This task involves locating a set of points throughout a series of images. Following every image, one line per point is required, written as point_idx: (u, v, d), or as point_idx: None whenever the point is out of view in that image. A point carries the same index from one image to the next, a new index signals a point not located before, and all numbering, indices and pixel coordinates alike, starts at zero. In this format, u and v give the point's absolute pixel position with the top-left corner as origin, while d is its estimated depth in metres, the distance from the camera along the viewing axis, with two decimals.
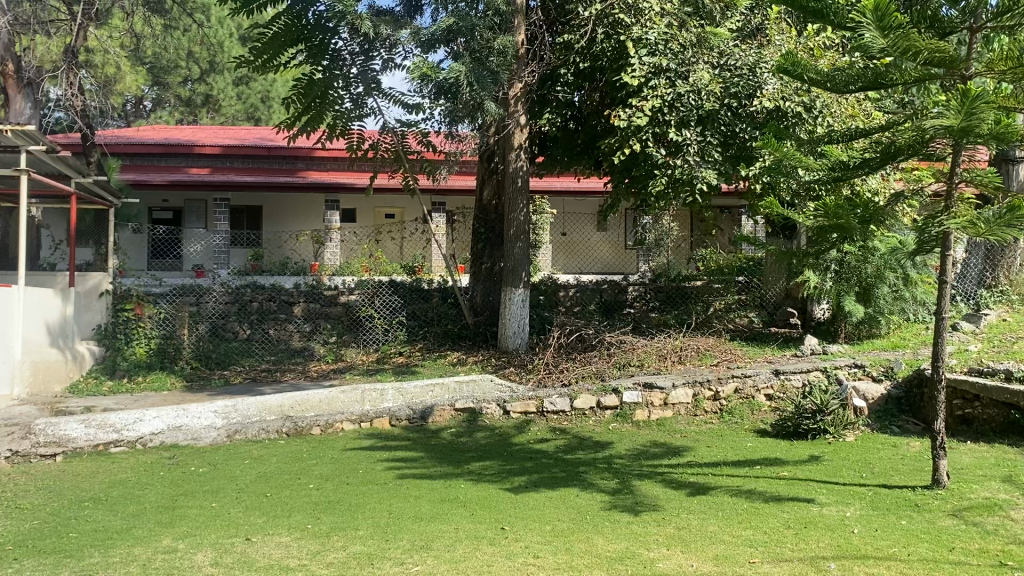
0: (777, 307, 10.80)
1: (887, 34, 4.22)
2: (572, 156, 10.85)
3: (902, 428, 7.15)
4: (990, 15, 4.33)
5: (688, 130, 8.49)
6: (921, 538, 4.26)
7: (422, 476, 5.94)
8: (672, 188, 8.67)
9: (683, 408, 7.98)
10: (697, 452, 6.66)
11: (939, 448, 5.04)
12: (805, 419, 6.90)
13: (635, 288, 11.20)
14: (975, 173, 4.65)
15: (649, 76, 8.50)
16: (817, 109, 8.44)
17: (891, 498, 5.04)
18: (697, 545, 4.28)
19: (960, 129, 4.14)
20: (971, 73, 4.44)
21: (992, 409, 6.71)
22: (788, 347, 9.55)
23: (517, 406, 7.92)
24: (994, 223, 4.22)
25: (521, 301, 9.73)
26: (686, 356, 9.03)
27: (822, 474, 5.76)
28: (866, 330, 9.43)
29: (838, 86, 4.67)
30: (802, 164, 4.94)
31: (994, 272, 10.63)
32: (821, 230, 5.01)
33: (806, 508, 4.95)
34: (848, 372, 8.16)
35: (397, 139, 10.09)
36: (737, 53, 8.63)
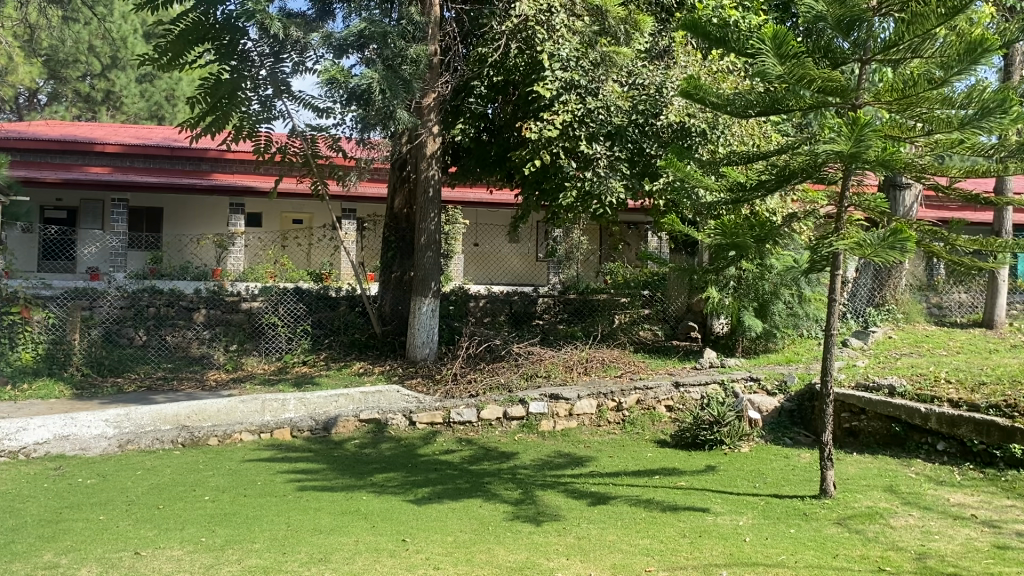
0: (679, 321, 11.09)
1: (784, 62, 4.41)
2: (485, 167, 10.84)
3: (793, 440, 7.43)
4: (879, 48, 4.57)
5: (598, 144, 8.63)
6: (808, 546, 4.44)
7: (323, 488, 5.85)
8: (581, 201, 8.80)
9: (587, 419, 8.10)
10: (599, 462, 6.77)
11: (826, 459, 5.26)
12: (703, 430, 7.12)
13: (544, 300, 11.36)
14: (864, 199, 4.92)
15: (560, 91, 8.59)
16: (720, 128, 8.70)
17: (781, 507, 5.24)
18: (596, 555, 4.36)
19: (850, 155, 4.29)
20: (861, 102, 4.63)
21: (876, 422, 7.05)
22: (688, 359, 9.84)
23: (423, 417, 7.90)
24: (879, 245, 4.38)
25: (430, 312, 9.70)
26: (591, 368, 9.16)
27: (717, 484, 5.94)
28: (762, 344, 9.80)
29: (737, 110, 4.87)
30: (702, 185, 5.13)
31: (882, 293, 11.21)
32: (719, 246, 5.18)
33: (702, 517, 5.10)
34: (744, 385, 8.43)
35: (306, 144, 9.94)
36: (644, 72, 8.88)
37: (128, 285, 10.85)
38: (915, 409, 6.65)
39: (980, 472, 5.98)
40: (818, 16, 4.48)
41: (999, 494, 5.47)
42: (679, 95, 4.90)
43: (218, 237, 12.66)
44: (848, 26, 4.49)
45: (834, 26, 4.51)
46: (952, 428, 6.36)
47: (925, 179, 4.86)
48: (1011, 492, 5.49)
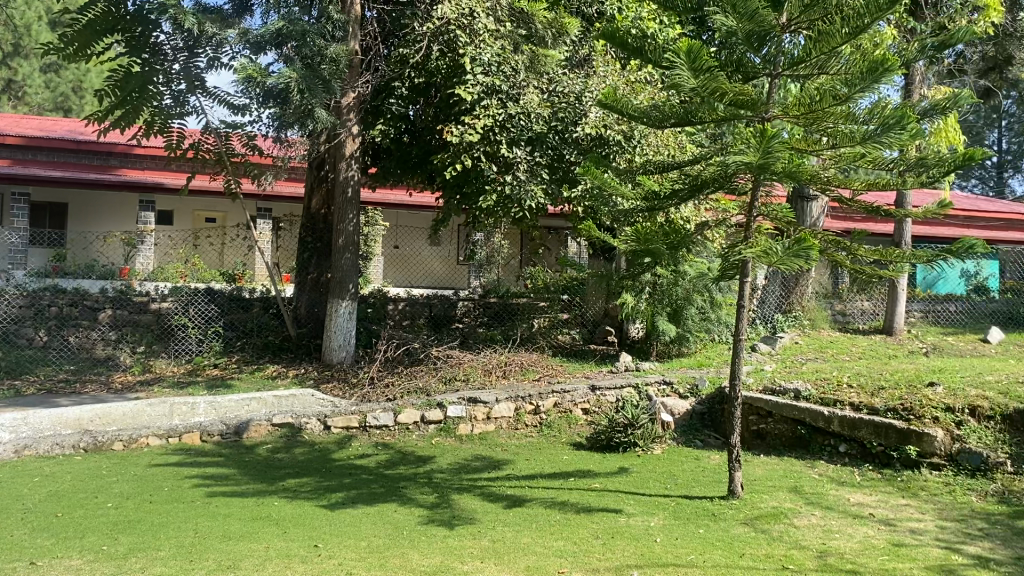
0: (596, 325, 11.24)
1: (698, 75, 4.52)
2: (405, 169, 10.79)
3: (704, 442, 7.63)
4: (788, 64, 4.74)
5: (518, 149, 8.68)
6: (716, 546, 4.56)
7: (233, 494, 5.71)
8: (501, 205, 8.82)
9: (504, 422, 8.12)
10: (516, 465, 6.80)
11: (734, 461, 5.41)
12: (617, 432, 7.23)
13: (464, 303, 11.39)
14: (772, 209, 5.13)
15: (481, 95, 8.55)
16: (636, 138, 8.94)
17: (691, 508, 5.36)
18: (510, 557, 4.38)
19: (759, 166, 4.41)
20: (770, 116, 4.82)
21: (782, 425, 7.29)
22: (605, 363, 9.97)
23: (338, 421, 7.80)
24: (785, 254, 4.51)
25: (348, 314, 9.56)
26: (509, 372, 9.19)
27: (630, 485, 6.04)
28: (676, 349, 10.01)
29: (652, 120, 4.99)
30: (618, 193, 5.22)
31: (789, 299, 11.61)
32: (634, 252, 5.27)
33: (615, 519, 5.19)
34: (657, 389, 8.60)
35: (220, 141, 9.71)
36: (564, 80, 8.98)
37: (29, 285, 10.49)
38: (819, 412, 6.90)
39: (879, 472, 6.26)
40: (730, 30, 4.62)
41: (895, 493, 5.72)
42: (597, 104, 4.94)
43: (126, 235, 12.24)
44: (759, 41, 4.62)
45: (745, 41, 4.64)
46: (853, 430, 6.62)
47: (830, 192, 5.07)
48: (907, 491, 5.76)
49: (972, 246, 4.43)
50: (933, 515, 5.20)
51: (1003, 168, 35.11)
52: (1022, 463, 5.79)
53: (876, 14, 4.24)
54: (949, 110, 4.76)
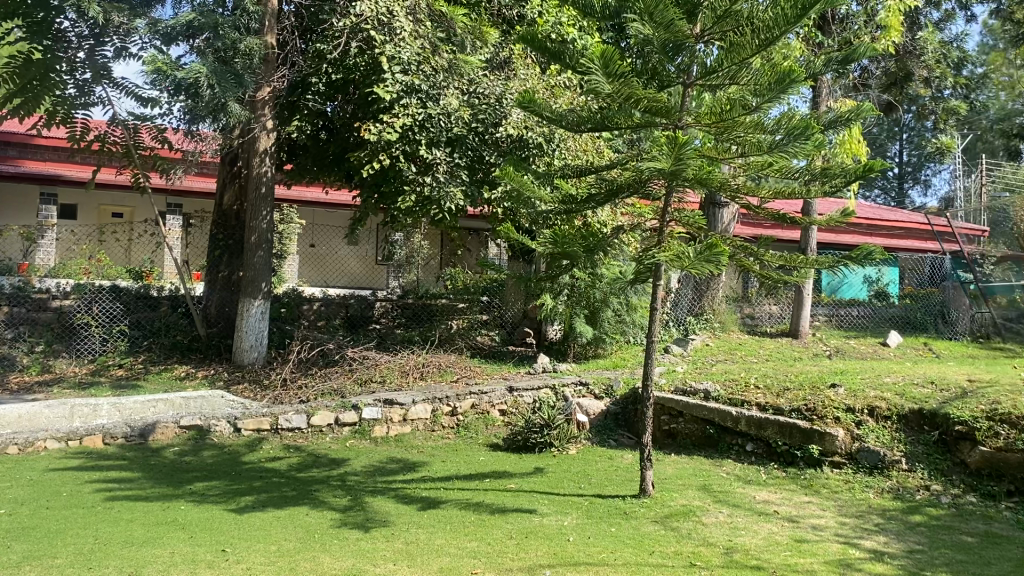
0: (515, 327, 11.29)
1: (613, 80, 4.60)
2: (322, 167, 10.67)
3: (618, 441, 7.77)
4: (701, 74, 4.88)
5: (438, 150, 8.60)
6: (628, 544, 4.64)
7: (137, 498, 5.52)
8: (420, 206, 8.75)
9: (421, 424, 8.09)
10: (431, 467, 6.78)
11: (646, 460, 5.51)
12: (533, 433, 7.28)
13: (381, 304, 11.28)
14: (686, 215, 5.30)
15: (400, 94, 8.47)
16: (556, 142, 9.05)
17: (603, 507, 5.43)
18: (424, 559, 4.36)
19: (671, 172, 4.49)
20: (683, 123, 4.92)
21: (692, 425, 7.47)
22: (522, 364, 10.04)
23: (249, 423, 7.65)
24: (696, 258, 4.61)
25: (260, 314, 9.38)
26: (426, 373, 9.14)
27: (545, 486, 6.09)
28: (592, 350, 10.13)
29: (569, 124, 5.06)
30: (537, 197, 5.25)
31: (701, 303, 11.85)
32: (551, 255, 5.32)
33: (529, 519, 5.22)
34: (574, 390, 8.69)
35: (128, 134, 9.37)
36: (485, 82, 9.02)
37: None
38: (727, 412, 7.10)
39: (783, 470, 6.48)
40: (645, 39, 4.72)
41: (798, 491, 5.93)
42: (515, 106, 4.95)
43: (25, 228, 11.69)
44: (672, 50, 4.77)
45: (660, 50, 4.77)
46: (760, 430, 6.83)
47: (739, 199, 5.23)
48: (809, 488, 5.98)
49: (870, 253, 4.64)
50: (833, 512, 5.41)
51: (904, 179, 36.80)
52: (916, 461, 6.09)
53: (784, 27, 4.39)
54: (852, 122, 4.96)
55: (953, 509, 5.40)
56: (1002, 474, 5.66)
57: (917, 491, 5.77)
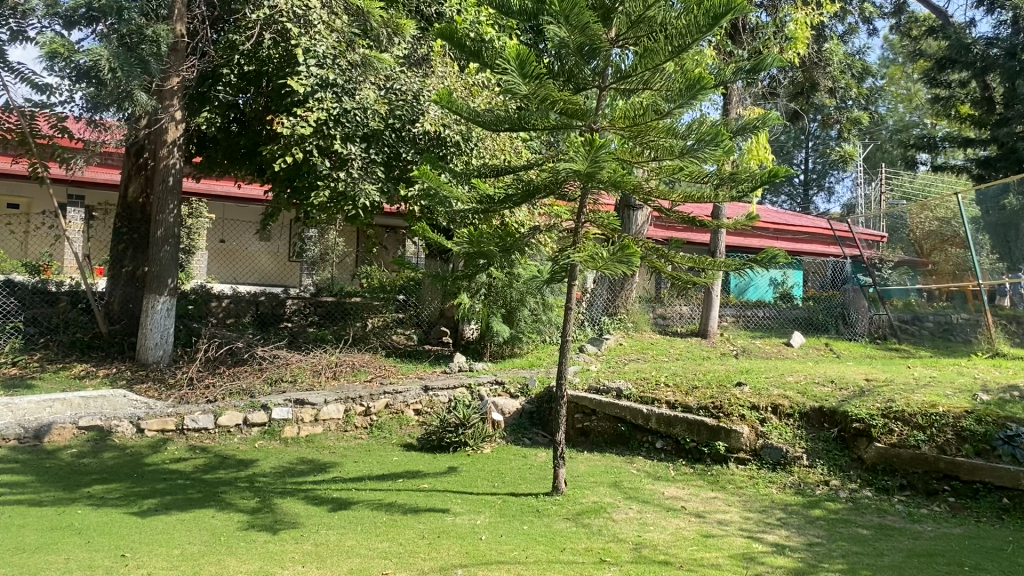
0: (432, 326, 11.22)
1: (529, 82, 4.61)
2: (232, 160, 10.40)
3: (532, 440, 7.84)
4: (615, 78, 4.96)
5: (353, 145, 8.50)
6: (539, 541, 4.68)
7: (29, 503, 5.27)
8: (334, 201, 8.61)
9: (333, 424, 7.97)
10: (343, 467, 6.69)
11: (559, 458, 5.57)
12: (448, 433, 7.27)
13: (293, 302, 11.09)
14: (599, 216, 5.39)
15: (315, 88, 8.33)
16: (473, 140, 9.06)
17: (516, 505, 5.46)
18: (334, 561, 4.31)
19: (586, 172, 4.50)
20: (598, 126, 5.01)
21: (604, 423, 7.59)
22: (438, 364, 9.99)
23: (153, 424, 7.41)
24: (610, 258, 4.67)
25: (165, 310, 9.08)
26: (340, 372, 9.02)
27: (458, 485, 6.08)
28: (508, 349, 10.18)
29: (486, 123, 5.08)
30: (453, 196, 5.24)
31: (615, 302, 12.07)
32: (468, 254, 5.30)
33: (441, 518, 5.21)
34: (489, 389, 8.70)
35: (24, 121, 8.95)
36: (402, 78, 8.94)
37: None
38: (638, 410, 7.24)
39: (691, 467, 6.65)
40: (561, 40, 4.74)
41: (705, 487, 6.09)
42: (432, 105, 4.93)
43: None
44: (588, 53, 4.78)
45: (576, 53, 4.77)
46: (669, 427, 7.00)
47: (651, 201, 5.33)
48: (715, 484, 6.14)
49: (775, 257, 4.80)
50: (738, 507, 5.57)
51: (809, 186, 38.14)
52: (816, 457, 6.33)
53: (696, 35, 4.47)
54: (759, 129, 5.13)
55: (850, 503, 5.63)
56: (896, 469, 5.93)
57: (817, 486, 5.99)
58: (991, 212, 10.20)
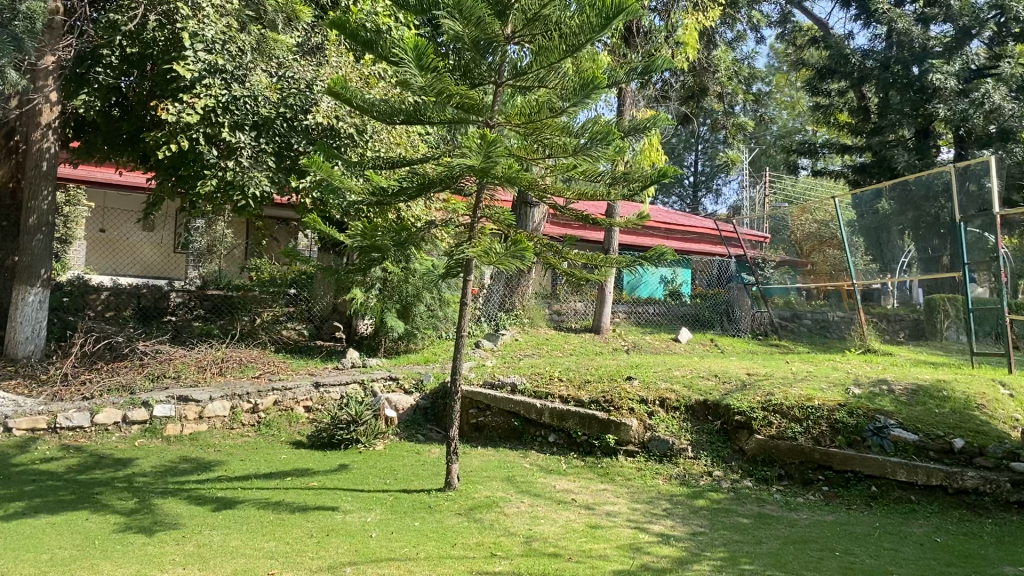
0: (324, 321, 11.01)
1: (425, 74, 4.58)
2: (113, 145, 9.92)
3: (426, 436, 7.79)
4: (511, 74, 5.00)
5: (242, 133, 8.25)
6: (430, 537, 4.66)
7: None
8: (222, 191, 8.36)
9: (218, 421, 7.74)
10: (229, 466, 6.50)
11: (452, 453, 5.56)
12: (339, 429, 7.17)
13: (177, 295, 10.67)
14: (495, 212, 5.45)
15: (202, 74, 8.03)
16: (368, 134, 8.93)
17: (408, 502, 5.43)
18: (217, 562, 4.17)
19: (480, 168, 4.47)
20: (494, 122, 5.02)
21: (499, 418, 7.62)
22: (330, 360, 9.81)
23: (23, 422, 7.00)
24: (503, 254, 4.68)
25: (37, 304, 8.54)
26: (227, 368, 8.75)
27: (349, 482, 5.98)
28: (403, 345, 10.11)
29: (381, 113, 5.00)
30: (347, 187, 5.12)
31: (512, 298, 12.11)
32: (361, 247, 5.17)
33: (330, 516, 5.12)
34: (383, 384, 8.57)
35: None
36: (295, 66, 8.72)
37: None
38: (532, 404, 7.31)
39: (582, 459, 6.77)
40: (457, 35, 4.70)
41: (595, 479, 6.20)
42: (325, 93, 4.83)
43: None
44: (485, 48, 4.77)
45: (472, 47, 4.75)
46: (561, 421, 7.10)
47: (547, 199, 5.37)
48: (605, 476, 6.26)
49: (663, 254, 4.93)
50: (626, 498, 5.69)
51: (698, 188, 39.35)
52: (700, 448, 6.53)
53: (590, 35, 4.53)
54: (650, 130, 5.24)
55: (732, 493, 5.84)
56: (774, 459, 6.18)
57: (701, 477, 6.19)
58: (866, 216, 10.82)
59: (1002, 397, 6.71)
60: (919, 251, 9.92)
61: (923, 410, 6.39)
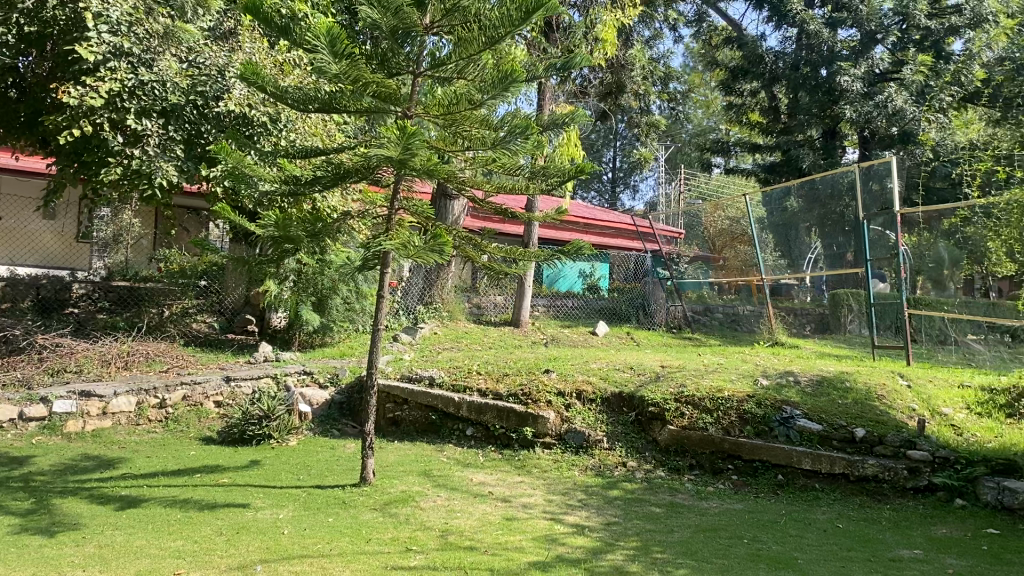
0: (235, 314, 10.69)
1: (340, 61, 4.49)
2: (10, 130, 9.45)
3: (340, 431, 7.69)
4: (430, 65, 4.92)
5: (150, 120, 7.96)
6: (344, 533, 4.60)
7: None
8: (128, 179, 8.09)
9: (123, 417, 7.46)
10: (134, 463, 6.28)
11: (367, 448, 5.50)
12: (251, 425, 6.98)
13: (81, 286, 10.26)
14: (413, 204, 5.41)
15: (107, 56, 7.71)
16: (282, 122, 8.71)
17: (322, 497, 5.34)
18: (120, 563, 4.02)
19: (398, 159, 4.41)
20: (411, 113, 4.98)
21: (417, 412, 7.56)
22: (242, 353, 9.57)
23: None
24: (422, 248, 4.62)
25: None
26: (133, 361, 8.44)
27: (261, 478, 5.86)
28: (318, 339, 9.95)
29: (294, 101, 4.89)
30: (259, 176, 4.97)
31: (431, 292, 12.02)
32: (273, 238, 5.06)
33: (241, 513, 4.99)
34: (296, 378, 8.43)
35: None
36: (206, 51, 8.52)
37: None
38: (450, 398, 7.28)
39: (500, 452, 6.79)
40: (374, 23, 4.63)
41: (512, 472, 6.22)
42: (236, 79, 4.64)
43: None
44: (403, 38, 4.72)
45: (390, 36, 4.69)
46: (479, 415, 7.09)
47: (466, 191, 5.34)
48: (522, 469, 6.29)
49: (580, 249, 4.96)
50: (542, 490, 5.74)
51: (616, 184, 39.91)
52: (615, 440, 6.63)
53: (509, 28, 4.52)
54: (569, 125, 5.27)
55: (645, 482, 5.95)
56: (686, 449, 6.32)
57: (615, 467, 6.29)
58: (774, 213, 11.19)
59: (901, 388, 6.99)
60: (825, 248, 10.24)
61: (827, 400, 6.63)
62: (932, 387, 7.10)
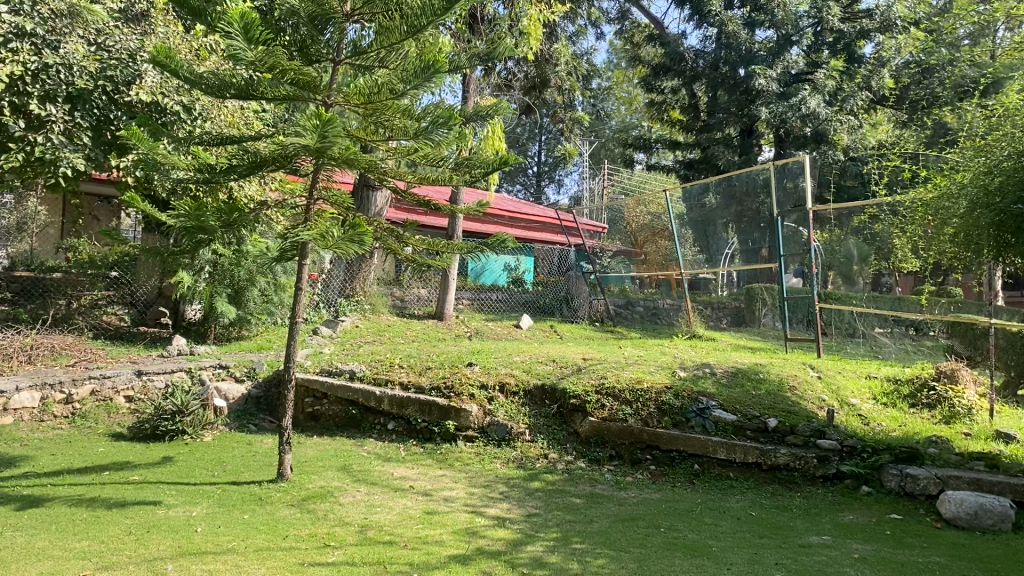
0: (148, 306, 10.33)
1: (253, 46, 4.37)
2: None
3: (258, 426, 7.54)
4: (350, 53, 4.84)
5: (54, 105, 7.63)
6: (259, 530, 4.49)
7: None
8: (31, 167, 7.81)
9: (26, 414, 7.15)
10: (37, 461, 6.02)
11: (284, 443, 5.39)
12: (163, 420, 6.78)
13: None
14: (333, 193, 5.30)
15: (8, 36, 7.22)
16: (196, 111, 8.60)
17: (237, 494, 5.21)
18: (20, 565, 3.85)
19: (316, 148, 4.31)
20: (331, 101, 4.84)
21: (336, 407, 7.45)
22: (154, 346, 9.28)
23: None
24: (340, 239, 4.52)
25: None
26: (36, 356, 8.10)
27: (173, 475, 5.69)
28: (235, 332, 9.72)
29: (209, 86, 4.72)
30: (172, 164, 4.77)
31: (352, 285, 11.91)
32: (186, 229, 4.87)
33: (151, 512, 4.83)
34: (212, 372, 8.18)
35: None
36: (116, 34, 8.15)
37: None
38: (371, 392, 7.19)
39: (421, 446, 6.75)
40: (291, 8, 4.51)
41: (433, 466, 6.19)
42: (148, 63, 4.50)
43: None
44: (322, 24, 4.59)
45: (308, 23, 4.56)
46: (401, 409, 7.04)
47: (388, 181, 5.25)
48: (443, 463, 6.27)
49: (503, 242, 4.96)
50: (463, 483, 5.72)
51: (541, 177, 40.16)
52: (536, 432, 6.67)
53: (432, 17, 4.44)
54: (491, 116, 5.24)
55: (565, 474, 5.99)
56: (607, 441, 6.39)
57: (537, 459, 6.32)
58: (693, 209, 11.34)
59: (811, 379, 7.22)
60: (741, 244, 10.47)
61: (742, 392, 6.79)
62: (841, 378, 7.35)
